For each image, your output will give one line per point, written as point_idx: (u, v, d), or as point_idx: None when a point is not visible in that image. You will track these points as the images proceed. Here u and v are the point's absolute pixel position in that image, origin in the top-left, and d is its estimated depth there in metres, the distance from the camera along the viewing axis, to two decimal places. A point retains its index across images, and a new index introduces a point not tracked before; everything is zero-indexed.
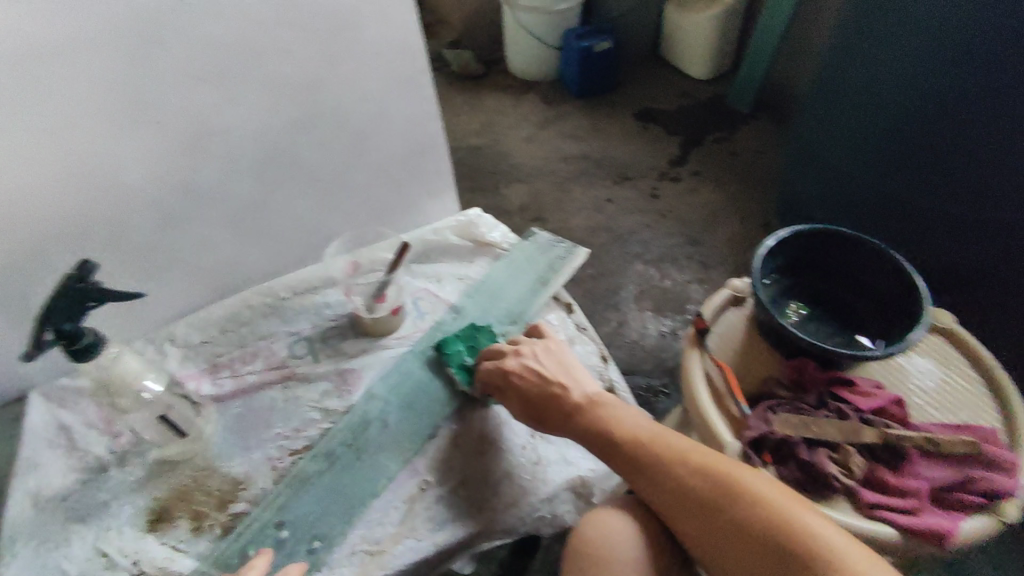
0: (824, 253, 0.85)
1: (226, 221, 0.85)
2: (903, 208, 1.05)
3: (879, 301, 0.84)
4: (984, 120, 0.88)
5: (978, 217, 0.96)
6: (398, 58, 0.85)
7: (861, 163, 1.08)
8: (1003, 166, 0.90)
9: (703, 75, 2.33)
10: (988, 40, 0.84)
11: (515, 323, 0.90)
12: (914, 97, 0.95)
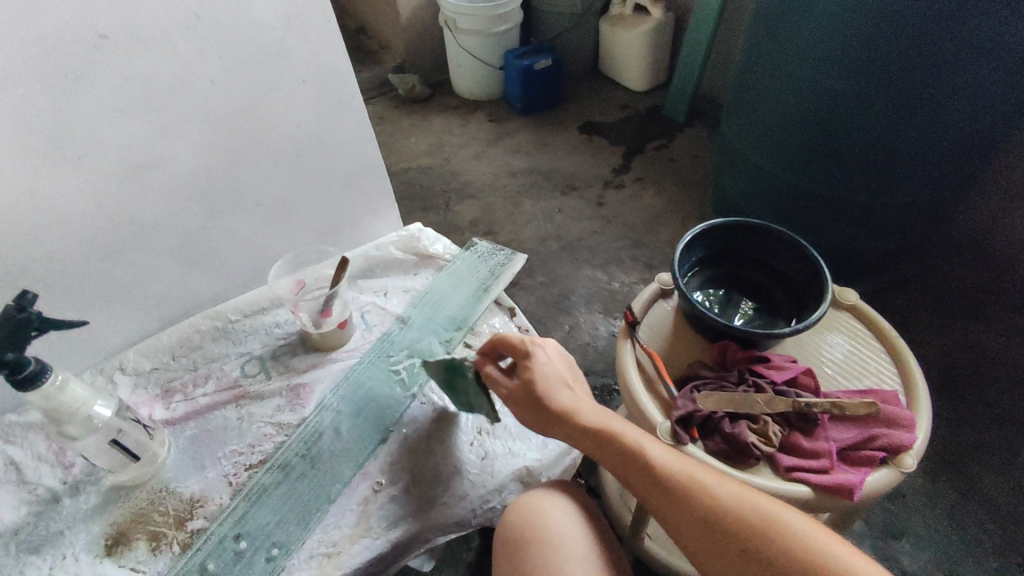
0: (737, 242, 0.93)
1: (171, 249, 0.89)
2: (814, 197, 1.18)
3: (790, 284, 0.91)
4: (863, 110, 1.00)
5: (863, 198, 1.12)
6: (326, 85, 0.90)
7: (774, 160, 1.20)
8: (882, 147, 1.02)
9: (640, 87, 2.44)
10: (852, 46, 0.94)
11: (459, 329, 0.95)
12: (809, 96, 1.05)
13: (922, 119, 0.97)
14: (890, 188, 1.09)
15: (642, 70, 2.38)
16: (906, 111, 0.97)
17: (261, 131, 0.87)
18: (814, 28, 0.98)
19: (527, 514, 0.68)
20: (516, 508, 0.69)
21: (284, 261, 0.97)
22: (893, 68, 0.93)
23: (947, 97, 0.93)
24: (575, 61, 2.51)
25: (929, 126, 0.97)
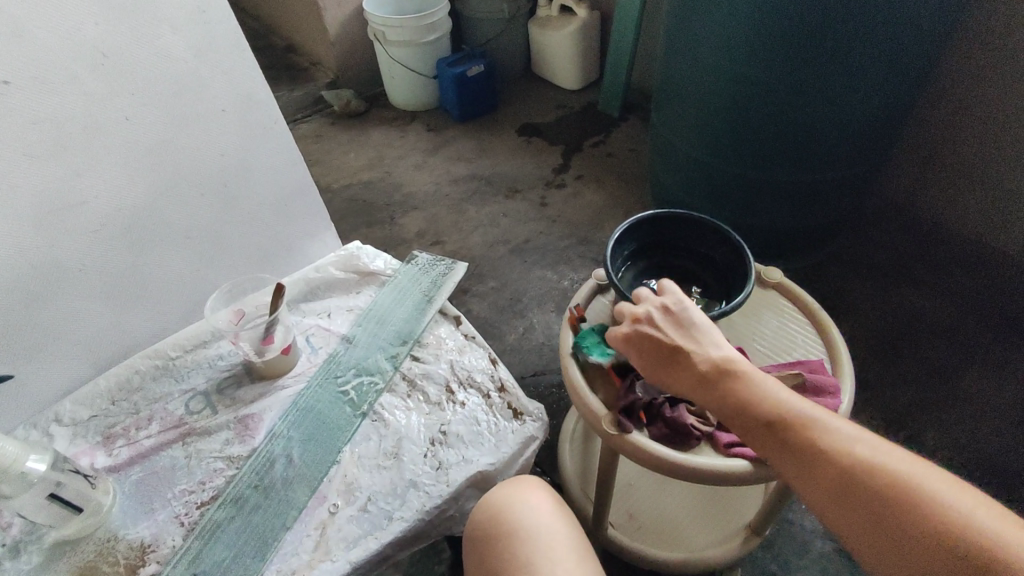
0: (665, 232, 0.96)
1: (99, 290, 0.87)
2: (740, 181, 1.24)
3: (719, 268, 0.95)
4: (774, 93, 1.06)
5: (784, 172, 1.18)
6: (249, 112, 0.90)
7: (702, 147, 1.25)
8: (795, 125, 1.09)
9: (573, 86, 2.49)
10: (758, 34, 1.01)
11: (405, 343, 0.96)
12: (723, 84, 1.11)
13: (828, 94, 1.03)
14: (808, 163, 1.15)
15: (573, 69, 2.42)
16: (814, 88, 1.03)
17: (185, 162, 0.86)
18: (723, 19, 1.04)
19: (489, 513, 0.63)
20: (477, 511, 0.64)
21: (219, 293, 0.96)
22: (799, 52, 0.99)
23: (848, 73, 1.00)
24: (508, 65, 2.54)
25: (835, 100, 1.04)
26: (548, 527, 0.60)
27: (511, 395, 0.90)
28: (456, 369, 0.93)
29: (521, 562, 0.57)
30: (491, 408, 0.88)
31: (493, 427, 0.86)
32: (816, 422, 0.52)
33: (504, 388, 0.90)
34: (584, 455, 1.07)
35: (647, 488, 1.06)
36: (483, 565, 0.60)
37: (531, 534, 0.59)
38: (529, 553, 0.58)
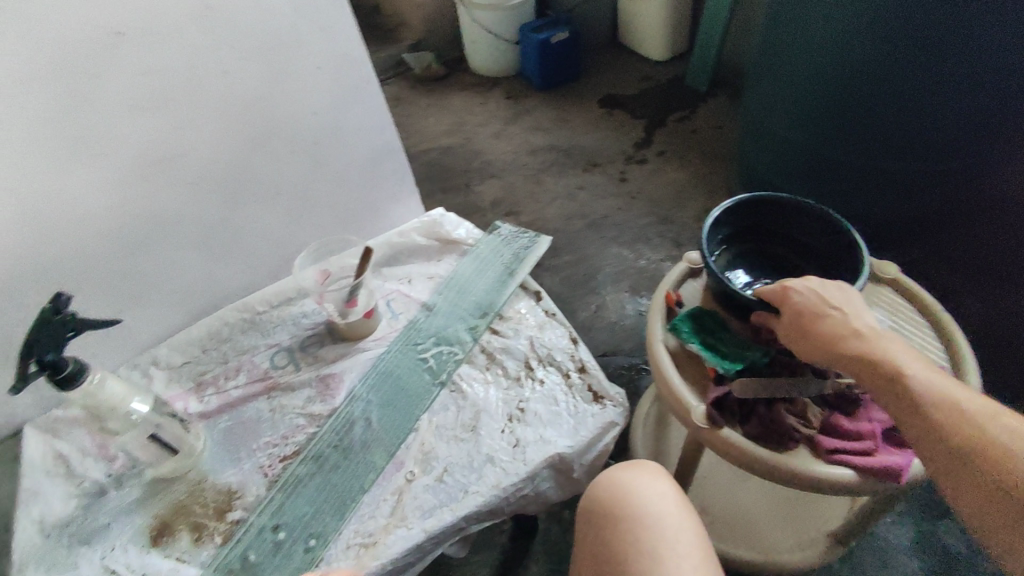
0: (765, 219, 0.89)
1: (197, 244, 0.89)
2: (837, 172, 1.13)
3: (824, 259, 0.87)
4: (885, 82, 0.95)
5: (889, 164, 1.05)
6: (345, 70, 0.88)
7: (797, 128, 1.14)
8: (908, 114, 0.97)
9: (662, 57, 2.37)
10: (875, 18, 0.90)
11: (485, 316, 0.94)
12: (827, 67, 1.01)
13: (948, 87, 0.91)
14: (921, 157, 1.02)
15: (662, 38, 2.30)
16: (938, 74, 0.90)
17: (281, 117, 0.86)
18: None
19: (610, 491, 0.60)
20: (595, 485, 0.62)
21: (311, 249, 0.98)
22: (922, 34, 0.88)
23: (967, 66, 0.88)
24: (593, 32, 2.45)
25: (951, 97, 0.92)
26: (678, 515, 0.58)
27: (592, 376, 0.87)
28: (536, 346, 0.91)
29: (645, 550, 0.55)
30: (570, 389, 0.86)
31: (572, 409, 0.84)
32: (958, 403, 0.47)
33: (585, 369, 0.88)
34: (659, 444, 1.04)
35: (724, 484, 1.02)
36: (599, 543, 0.58)
37: (662, 520, 0.57)
38: (659, 542, 0.55)
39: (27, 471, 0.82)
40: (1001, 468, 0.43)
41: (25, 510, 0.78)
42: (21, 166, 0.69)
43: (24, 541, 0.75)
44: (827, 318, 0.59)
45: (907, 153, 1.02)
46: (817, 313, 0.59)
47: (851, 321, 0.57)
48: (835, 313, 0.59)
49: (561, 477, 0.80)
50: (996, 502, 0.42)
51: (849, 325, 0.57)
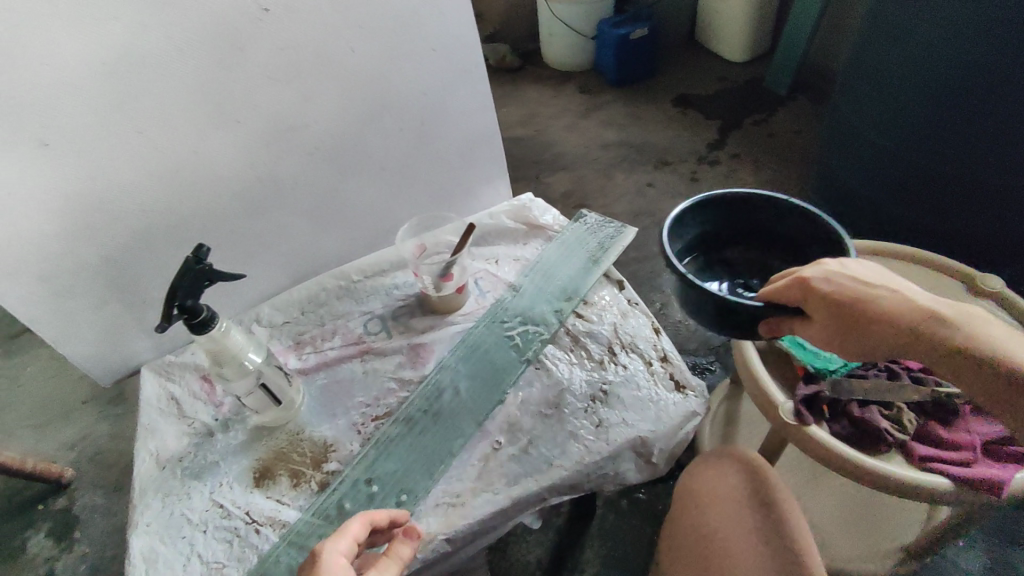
0: (734, 215, 0.84)
1: (306, 211, 0.95)
2: (924, 183, 1.14)
3: (793, 247, 0.83)
4: (977, 92, 0.99)
5: (976, 179, 1.06)
6: (456, 53, 0.92)
7: (889, 135, 1.16)
8: (994, 129, 0.99)
9: (740, 58, 2.33)
10: (973, 28, 0.95)
11: (570, 300, 0.97)
12: (919, 76, 1.05)
13: None
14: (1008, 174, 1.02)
15: (743, 39, 2.26)
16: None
17: (394, 96, 0.90)
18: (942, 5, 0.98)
19: None
20: None
21: (413, 224, 1.01)
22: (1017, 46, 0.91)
23: None
24: (672, 31, 2.43)
25: None
26: None
27: (674, 366, 0.89)
28: (619, 333, 0.93)
29: None
30: (653, 377, 0.88)
31: (655, 397, 0.86)
32: None
33: (667, 359, 0.89)
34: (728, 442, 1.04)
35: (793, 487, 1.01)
36: None
37: None
38: None
39: (144, 408, 0.90)
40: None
41: (144, 443, 0.86)
42: (165, 125, 0.76)
43: (144, 470, 0.83)
44: (887, 314, 0.54)
45: (992, 171, 1.03)
46: (875, 308, 0.53)
47: (912, 306, 0.53)
48: (891, 305, 0.54)
49: (641, 461, 0.81)
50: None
51: (915, 318, 0.53)
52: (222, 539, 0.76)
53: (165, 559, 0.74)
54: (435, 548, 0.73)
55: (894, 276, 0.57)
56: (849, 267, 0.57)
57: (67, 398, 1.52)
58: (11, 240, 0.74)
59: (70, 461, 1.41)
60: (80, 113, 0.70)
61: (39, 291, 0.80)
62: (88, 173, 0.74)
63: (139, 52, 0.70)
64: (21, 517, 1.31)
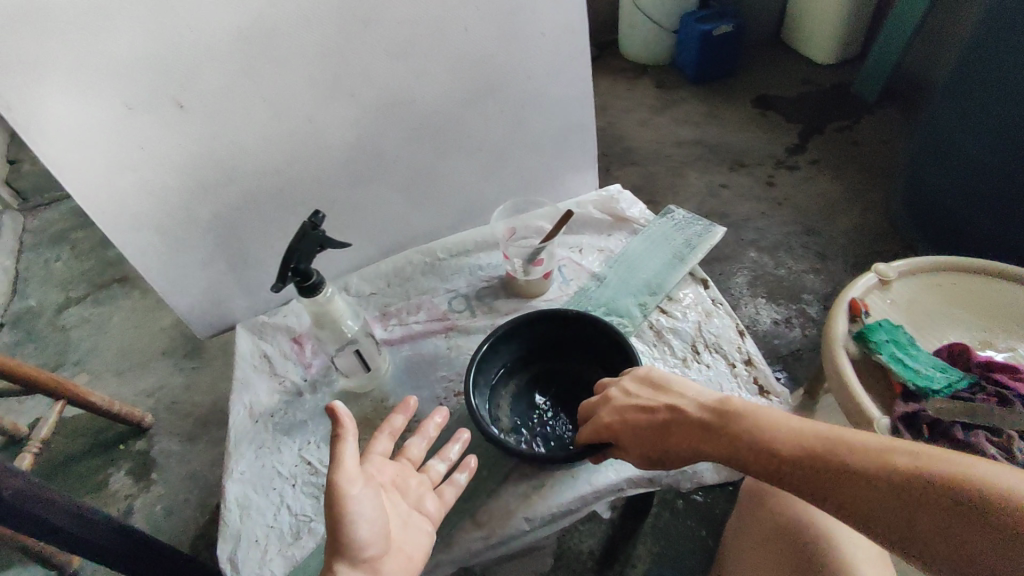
0: (550, 335, 0.90)
1: (401, 186, 0.97)
2: None
3: (585, 354, 0.90)
4: None
5: None
6: (563, 39, 0.92)
7: None
8: None
9: (827, 60, 2.24)
10: None
11: (654, 295, 0.96)
12: None
13: None
14: None
15: (833, 42, 2.17)
16: None
17: (499, 79, 0.92)
18: None
19: None
20: None
21: (505, 206, 1.02)
22: None
23: None
24: (756, 29, 2.35)
25: None
26: None
27: (759, 370, 0.88)
28: (703, 331, 0.93)
29: None
30: (736, 380, 0.87)
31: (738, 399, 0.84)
32: (833, 442, 0.55)
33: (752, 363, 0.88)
34: None
35: None
36: None
37: None
38: None
39: (239, 362, 0.94)
40: (904, 479, 0.49)
41: (239, 396, 0.90)
42: (288, 94, 0.79)
43: (239, 421, 0.87)
44: (678, 429, 0.66)
45: None
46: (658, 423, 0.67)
47: (690, 414, 0.66)
48: (675, 419, 0.67)
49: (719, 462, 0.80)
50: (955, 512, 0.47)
51: (699, 425, 0.65)
52: (310, 494, 0.80)
53: (258, 507, 0.78)
54: (515, 526, 0.75)
55: (680, 388, 0.70)
56: (638, 390, 0.71)
57: (148, 348, 1.60)
58: (139, 193, 0.79)
59: (148, 407, 1.48)
60: (214, 77, 0.74)
61: (157, 243, 0.85)
62: (213, 135, 0.78)
63: (271, 21, 0.73)
64: (103, 455, 1.40)
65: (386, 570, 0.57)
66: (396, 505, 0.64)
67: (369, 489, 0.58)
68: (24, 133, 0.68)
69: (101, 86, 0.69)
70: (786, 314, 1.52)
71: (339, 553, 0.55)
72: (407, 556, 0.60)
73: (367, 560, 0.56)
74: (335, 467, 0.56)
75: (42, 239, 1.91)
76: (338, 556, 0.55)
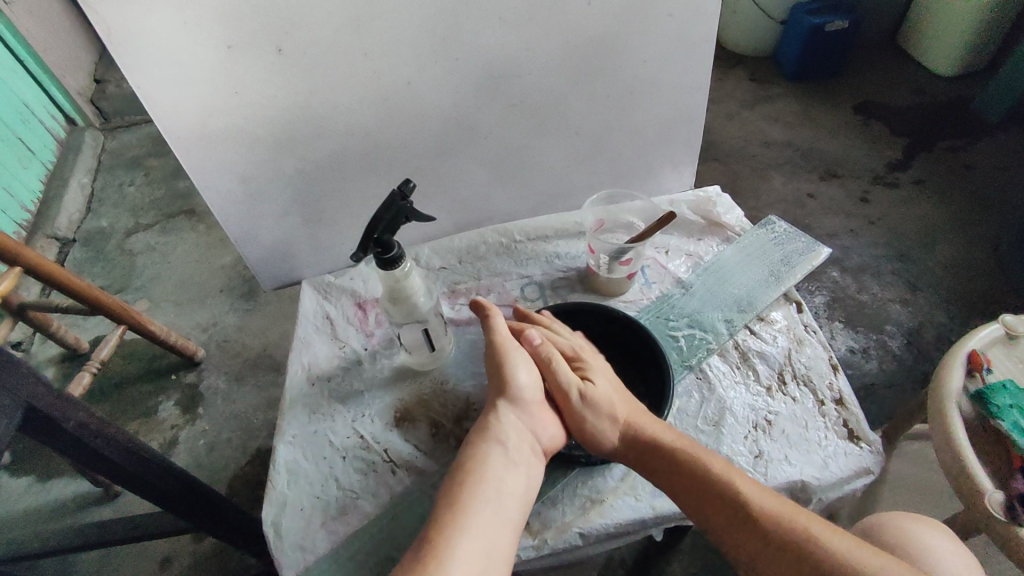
0: (585, 329, 0.86)
1: (487, 160, 0.92)
2: None
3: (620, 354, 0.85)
4: None
5: None
6: (690, 25, 0.84)
7: None
8: None
9: (947, 71, 2.02)
10: None
11: (743, 312, 0.89)
12: None
13: None
14: None
15: (961, 42, 1.93)
16: None
17: (612, 61, 0.84)
18: None
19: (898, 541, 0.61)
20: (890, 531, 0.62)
21: (597, 195, 0.95)
22: None
23: None
24: (873, 26, 2.13)
25: None
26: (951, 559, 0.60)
27: (850, 413, 0.79)
28: (793, 361, 0.84)
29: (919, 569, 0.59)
30: (825, 419, 0.78)
31: (824, 442, 0.76)
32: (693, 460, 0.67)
33: (845, 403, 0.79)
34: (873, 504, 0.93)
35: None
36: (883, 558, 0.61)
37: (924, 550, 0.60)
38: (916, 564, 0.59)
39: (302, 320, 0.92)
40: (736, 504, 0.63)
41: (298, 355, 0.88)
42: (391, 53, 0.74)
43: (296, 380, 0.85)
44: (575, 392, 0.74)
45: None
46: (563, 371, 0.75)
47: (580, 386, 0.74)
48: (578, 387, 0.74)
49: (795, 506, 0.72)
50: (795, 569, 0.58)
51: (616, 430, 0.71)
52: (359, 470, 0.77)
53: (307, 475, 0.76)
54: (569, 540, 0.70)
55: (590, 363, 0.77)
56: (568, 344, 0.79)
57: (206, 283, 1.61)
58: (226, 136, 0.76)
59: (201, 342, 1.50)
60: (319, 28, 0.70)
61: (236, 190, 0.83)
62: (308, 90, 0.75)
63: None
64: (155, 382, 1.42)
65: (542, 419, 0.72)
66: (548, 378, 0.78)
67: (523, 358, 0.75)
68: (124, 65, 0.66)
69: (205, 24, 0.66)
70: (863, 343, 1.36)
71: (505, 396, 0.72)
72: (557, 410, 0.75)
73: (525, 402, 0.72)
74: (491, 332, 0.77)
75: (118, 162, 1.95)
76: (502, 398, 0.72)
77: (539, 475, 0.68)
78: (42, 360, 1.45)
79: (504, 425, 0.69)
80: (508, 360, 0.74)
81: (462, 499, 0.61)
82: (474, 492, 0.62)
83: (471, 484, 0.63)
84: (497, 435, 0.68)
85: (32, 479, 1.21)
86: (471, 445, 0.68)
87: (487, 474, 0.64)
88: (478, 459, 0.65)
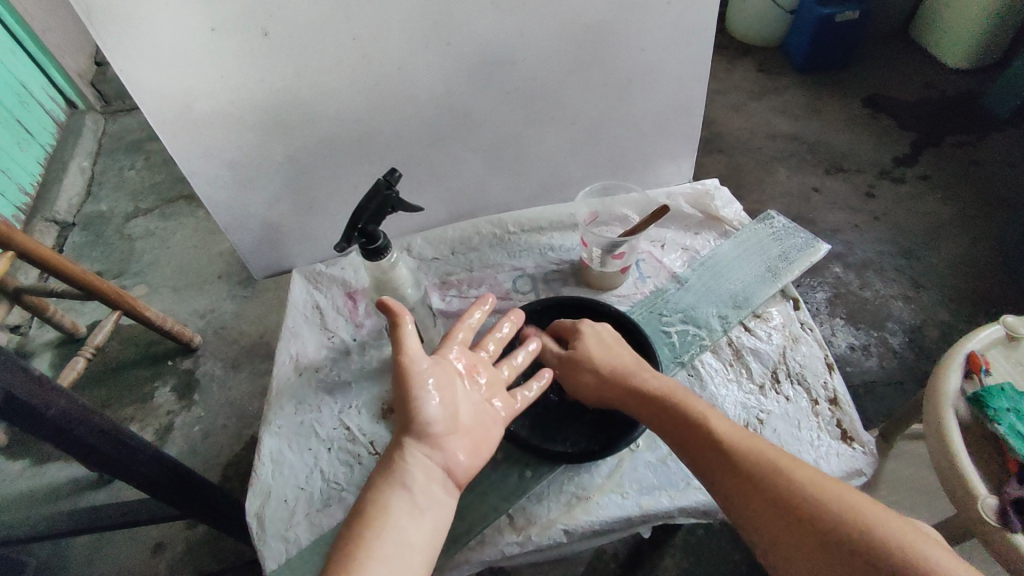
0: None
1: (481, 149, 0.90)
2: None
3: None
4: None
5: None
6: (690, 12, 0.81)
7: None
8: None
9: (961, 64, 1.98)
10: None
11: (738, 309, 0.87)
12: None
13: None
14: None
15: (976, 35, 1.88)
16: None
17: (610, 48, 0.82)
18: None
19: None
20: None
21: (591, 186, 0.94)
22: None
23: None
24: (885, 18, 2.08)
25: None
26: None
27: (844, 413, 0.77)
28: (788, 359, 0.83)
29: None
30: (817, 419, 0.77)
31: (816, 442, 0.75)
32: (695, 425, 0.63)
33: (839, 402, 0.78)
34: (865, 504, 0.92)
35: None
36: None
37: None
38: None
39: (290, 310, 0.91)
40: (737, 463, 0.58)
41: (286, 345, 0.87)
42: (381, 37, 0.72)
43: (283, 370, 0.85)
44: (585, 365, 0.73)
45: None
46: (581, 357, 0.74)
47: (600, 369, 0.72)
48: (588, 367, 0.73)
49: None
50: (787, 522, 0.52)
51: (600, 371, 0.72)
52: (343, 462, 0.76)
53: (291, 466, 0.76)
54: (553, 537, 0.69)
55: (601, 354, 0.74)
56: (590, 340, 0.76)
57: (203, 270, 1.61)
58: (214, 121, 0.75)
59: (198, 328, 1.50)
60: (305, 9, 0.68)
61: (225, 176, 0.82)
62: (297, 74, 0.73)
63: None
64: (151, 367, 1.42)
65: (460, 446, 0.57)
66: (474, 391, 0.63)
67: (437, 376, 0.59)
68: (107, 46, 0.65)
69: (189, 5, 0.64)
70: (864, 340, 1.34)
71: (409, 429, 0.56)
72: (481, 437, 0.60)
73: (434, 435, 0.56)
74: (399, 349, 0.58)
75: (119, 146, 1.94)
76: (405, 433, 0.56)
77: (449, 520, 0.54)
78: (39, 344, 1.45)
79: (408, 465, 0.54)
80: (419, 380, 0.57)
81: (352, 566, 0.47)
82: (367, 555, 0.48)
83: (365, 546, 0.49)
84: (399, 479, 0.53)
85: (28, 463, 1.22)
86: (366, 494, 0.53)
87: (385, 530, 0.50)
88: (379, 508, 0.51)
